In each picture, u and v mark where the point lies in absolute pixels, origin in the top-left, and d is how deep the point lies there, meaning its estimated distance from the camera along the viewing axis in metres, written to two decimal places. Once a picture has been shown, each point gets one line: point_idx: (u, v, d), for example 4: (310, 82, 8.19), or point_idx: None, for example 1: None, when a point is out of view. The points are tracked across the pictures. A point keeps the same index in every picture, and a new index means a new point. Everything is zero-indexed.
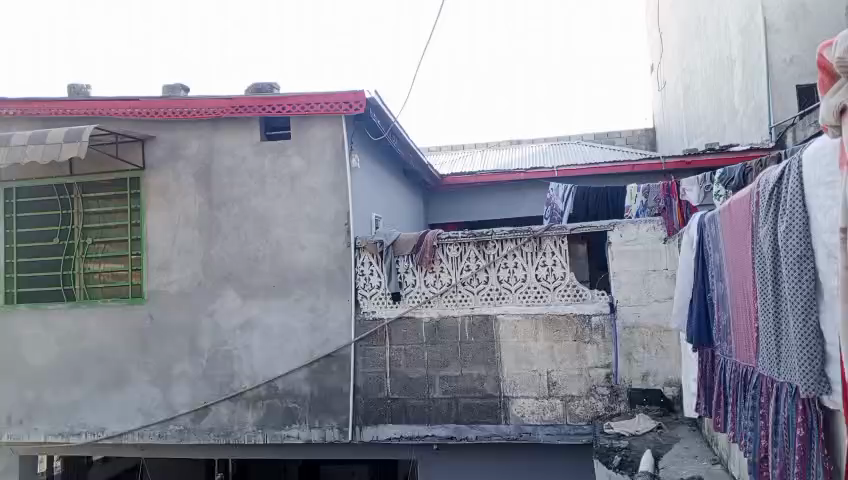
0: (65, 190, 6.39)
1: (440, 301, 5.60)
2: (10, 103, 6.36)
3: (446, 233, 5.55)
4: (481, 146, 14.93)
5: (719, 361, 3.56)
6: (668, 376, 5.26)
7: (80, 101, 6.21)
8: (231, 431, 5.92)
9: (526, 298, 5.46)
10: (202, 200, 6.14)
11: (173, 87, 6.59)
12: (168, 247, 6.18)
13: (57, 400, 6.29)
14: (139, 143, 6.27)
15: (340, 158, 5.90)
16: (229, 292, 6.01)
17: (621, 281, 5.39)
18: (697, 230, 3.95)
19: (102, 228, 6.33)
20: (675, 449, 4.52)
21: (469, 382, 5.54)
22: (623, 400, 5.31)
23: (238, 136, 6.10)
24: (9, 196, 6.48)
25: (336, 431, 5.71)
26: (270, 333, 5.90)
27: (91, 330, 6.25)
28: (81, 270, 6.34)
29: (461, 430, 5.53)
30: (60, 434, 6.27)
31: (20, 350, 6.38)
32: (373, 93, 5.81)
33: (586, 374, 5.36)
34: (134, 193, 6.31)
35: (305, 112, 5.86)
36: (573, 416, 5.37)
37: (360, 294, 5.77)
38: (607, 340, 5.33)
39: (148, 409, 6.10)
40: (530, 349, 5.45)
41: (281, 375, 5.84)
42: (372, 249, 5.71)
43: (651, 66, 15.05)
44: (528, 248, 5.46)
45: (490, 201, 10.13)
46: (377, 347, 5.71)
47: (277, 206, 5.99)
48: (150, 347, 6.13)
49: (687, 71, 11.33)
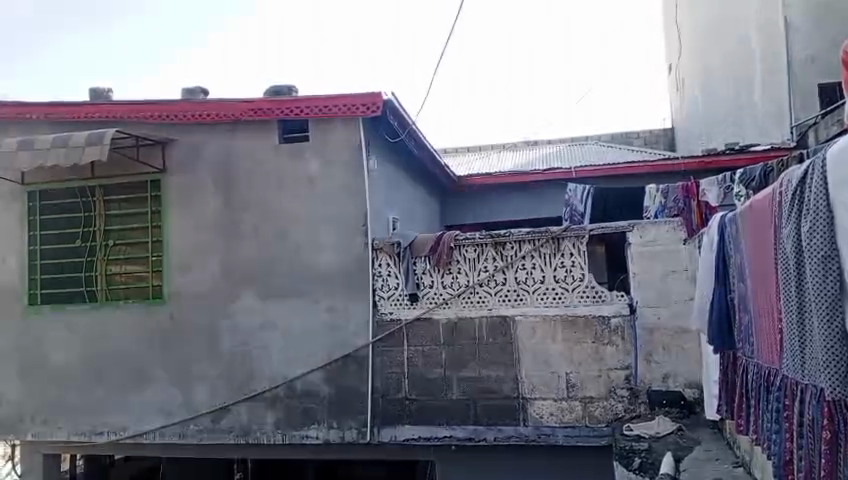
0: (87, 192, 6.49)
1: (458, 302, 5.59)
2: (34, 107, 6.46)
3: (463, 234, 5.55)
4: (497, 147, 14.92)
5: (741, 363, 3.53)
6: (688, 377, 5.22)
7: (101, 105, 6.30)
8: (250, 431, 5.97)
9: (544, 299, 5.44)
10: (221, 201, 6.20)
11: (192, 91, 6.66)
12: (188, 249, 6.24)
13: (79, 400, 6.38)
14: (159, 146, 6.34)
15: (358, 159, 5.93)
16: (249, 294, 6.06)
17: (640, 282, 5.35)
18: (718, 231, 3.92)
19: (123, 230, 6.41)
20: (696, 452, 4.47)
21: (487, 383, 5.53)
22: (642, 402, 5.27)
23: (256, 138, 6.15)
24: (32, 199, 6.58)
25: (355, 432, 5.74)
26: (289, 334, 5.94)
27: (113, 330, 6.34)
28: (103, 271, 6.42)
29: (480, 432, 5.51)
30: (83, 433, 6.35)
31: (43, 350, 6.48)
32: (390, 95, 5.83)
33: (605, 375, 5.32)
34: (154, 196, 6.38)
35: (323, 115, 5.89)
36: (593, 418, 5.34)
37: (377, 295, 5.78)
38: (627, 341, 5.30)
39: (169, 409, 6.17)
40: (548, 350, 5.44)
41: (300, 376, 5.87)
42: (390, 250, 5.73)
43: (669, 66, 14.95)
44: (546, 249, 5.44)
45: (507, 202, 10.10)
46: (395, 348, 5.72)
47: (295, 208, 6.03)
48: (170, 348, 6.19)
49: (705, 70, 11.24)
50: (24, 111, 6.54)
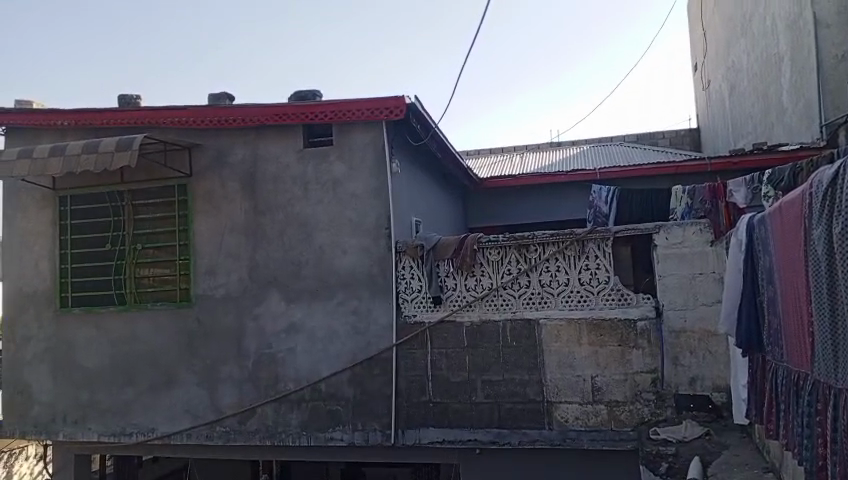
0: (117, 197, 6.61)
1: (481, 305, 5.59)
2: (64, 114, 6.60)
3: (487, 237, 5.56)
4: (519, 149, 14.89)
5: (770, 366, 3.48)
6: (716, 381, 5.13)
7: (130, 111, 6.41)
8: (276, 433, 6.02)
9: (569, 301, 5.41)
10: (247, 206, 6.27)
11: (219, 96, 6.77)
12: (214, 253, 6.32)
13: (109, 401, 6.49)
14: (186, 151, 6.45)
15: (381, 163, 5.95)
16: (274, 297, 6.12)
17: (666, 285, 5.29)
18: (746, 232, 3.87)
19: (151, 234, 6.52)
20: (724, 457, 4.42)
21: (512, 386, 5.51)
22: (669, 406, 5.20)
23: (282, 143, 6.22)
24: (64, 204, 6.73)
25: (379, 434, 5.76)
26: (314, 336, 5.98)
27: (142, 333, 6.45)
28: (132, 275, 6.53)
29: (504, 436, 5.50)
30: (113, 434, 6.45)
31: (75, 352, 6.62)
32: (413, 98, 5.86)
33: (631, 379, 5.26)
34: (181, 200, 6.48)
35: (347, 119, 5.93)
36: (618, 422, 5.28)
37: (401, 298, 5.81)
38: (653, 344, 5.23)
39: (196, 410, 6.25)
40: (573, 353, 5.39)
41: (324, 378, 5.91)
42: (413, 252, 5.75)
43: (695, 66, 14.76)
44: (570, 251, 5.41)
45: (531, 203, 10.07)
46: (419, 350, 5.73)
47: (319, 212, 6.07)
48: (197, 350, 6.27)
49: (732, 69, 11.09)
50: (54, 117, 6.68)
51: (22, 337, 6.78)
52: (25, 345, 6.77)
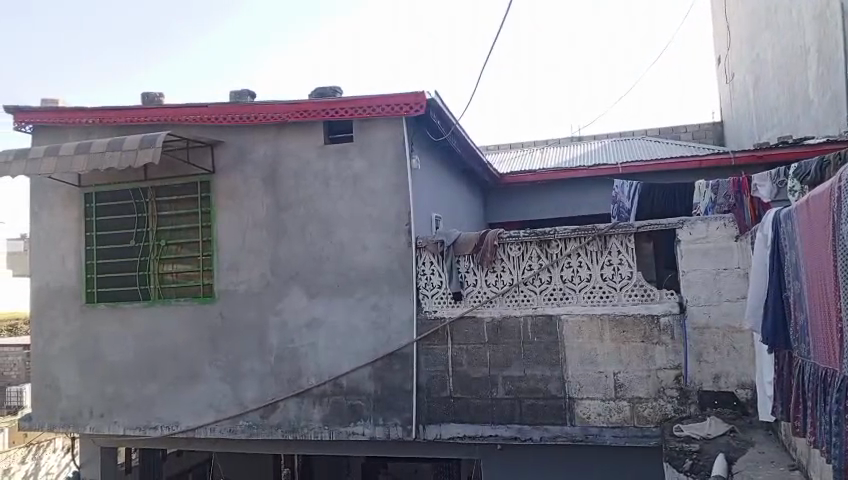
0: (140, 194, 6.70)
1: (503, 301, 5.58)
2: (90, 112, 6.71)
3: (508, 232, 5.55)
4: (539, 144, 14.84)
5: (797, 363, 3.43)
6: (741, 378, 5.06)
7: (154, 108, 6.50)
8: (298, 427, 6.06)
9: (590, 297, 5.38)
10: (269, 202, 6.31)
11: (240, 93, 6.82)
12: (237, 248, 6.38)
13: (134, 395, 6.58)
14: (209, 148, 6.51)
15: (401, 158, 5.96)
16: (296, 292, 6.17)
17: (690, 280, 5.23)
18: (772, 227, 3.83)
19: (175, 230, 6.61)
20: (749, 454, 4.37)
21: (533, 383, 5.48)
22: (693, 403, 5.15)
23: (302, 139, 6.25)
24: (89, 201, 6.84)
25: (400, 429, 5.77)
26: (335, 331, 6.02)
27: (166, 328, 6.53)
28: (156, 271, 6.62)
29: (525, 432, 5.47)
30: (138, 427, 6.53)
31: (100, 346, 6.73)
32: (433, 94, 5.85)
33: (654, 375, 5.21)
34: (204, 197, 6.54)
35: (367, 115, 5.95)
36: (641, 419, 5.23)
37: (421, 294, 5.83)
38: (677, 340, 5.18)
39: (220, 405, 6.32)
40: (595, 349, 5.35)
41: (345, 373, 5.95)
42: (434, 248, 5.76)
43: (718, 59, 14.56)
44: (592, 247, 5.39)
45: (550, 199, 10.04)
46: (440, 346, 5.73)
47: (339, 208, 6.10)
48: (220, 345, 6.34)
49: (756, 61, 10.90)
50: (79, 115, 6.78)
51: (49, 332, 6.91)
52: (52, 340, 6.90)
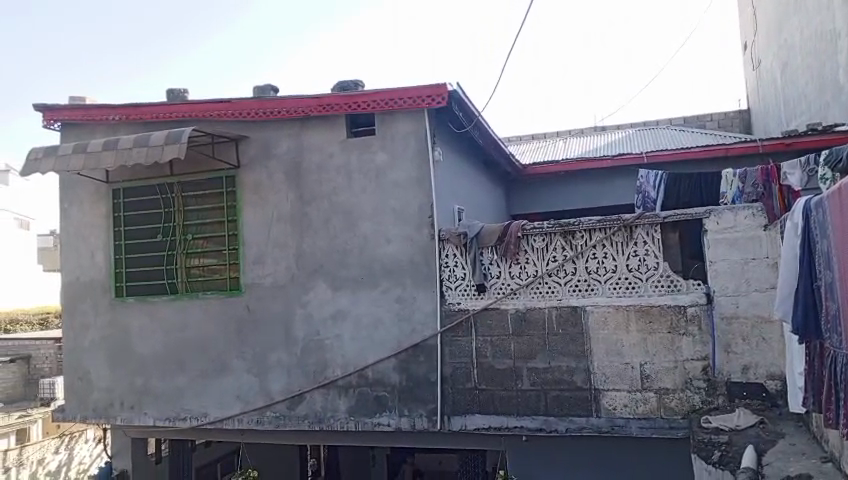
0: (167, 189, 6.79)
1: (527, 292, 5.57)
2: (117, 109, 6.81)
3: (531, 224, 5.54)
4: (562, 134, 14.73)
5: (829, 353, 3.38)
6: (771, 370, 4.99)
7: (180, 105, 6.59)
8: (324, 418, 6.11)
9: (616, 288, 5.34)
10: (292, 196, 6.36)
11: (263, 88, 6.87)
12: (262, 242, 6.44)
13: (163, 387, 6.69)
14: (233, 143, 6.58)
15: (424, 151, 5.95)
16: (321, 284, 6.21)
17: (718, 270, 5.15)
18: (802, 216, 3.77)
19: (201, 224, 6.69)
20: (780, 446, 4.31)
21: (558, 374, 5.46)
22: (721, 394, 5.09)
23: (325, 133, 6.28)
24: (117, 197, 6.95)
25: (426, 420, 5.80)
26: (360, 323, 6.06)
27: (194, 321, 6.63)
28: (183, 264, 6.72)
29: (551, 423, 5.45)
30: (167, 419, 6.64)
31: (130, 339, 6.85)
32: (455, 85, 5.83)
33: (681, 367, 5.16)
34: (229, 192, 6.61)
35: (389, 108, 5.96)
36: (668, 410, 5.19)
37: (445, 285, 5.83)
38: (704, 331, 5.13)
39: (247, 396, 6.40)
40: (621, 340, 5.31)
41: (370, 364, 5.98)
42: (457, 240, 5.76)
43: (745, 45, 14.30)
44: (618, 237, 5.35)
45: (575, 189, 9.98)
46: (464, 338, 5.74)
47: (362, 201, 6.12)
48: (247, 337, 6.42)
49: (784, 47, 10.67)
50: (106, 113, 6.88)
51: (80, 325, 7.05)
52: (83, 333, 7.04)
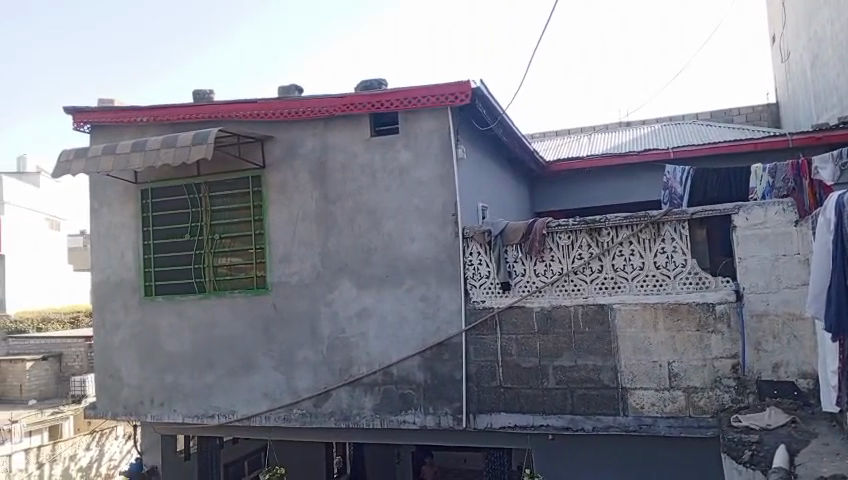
0: (194, 190, 6.88)
1: (552, 290, 5.54)
2: (144, 111, 6.92)
3: (556, 221, 5.52)
4: (587, 130, 14.63)
5: None
6: (802, 368, 4.91)
7: (206, 106, 6.68)
8: (350, 416, 6.16)
9: (643, 286, 5.29)
10: (318, 195, 6.40)
11: (288, 88, 6.93)
12: (288, 242, 6.50)
13: (192, 384, 6.80)
14: (259, 143, 6.65)
15: (448, 149, 5.95)
16: (346, 283, 6.25)
17: (747, 267, 5.08)
18: (835, 212, 3.69)
19: (228, 224, 6.78)
20: (813, 446, 4.22)
21: (584, 373, 5.43)
22: (751, 393, 5.01)
23: (349, 133, 6.31)
24: (146, 197, 7.07)
25: (451, 418, 5.80)
26: (385, 321, 6.08)
27: (221, 319, 6.71)
28: (211, 264, 6.80)
29: (577, 421, 5.41)
30: (196, 416, 6.74)
31: (159, 338, 6.96)
32: (479, 83, 5.81)
33: (709, 365, 5.10)
34: (255, 191, 6.68)
35: (413, 106, 5.97)
36: (697, 408, 5.13)
37: (469, 283, 5.83)
38: (734, 329, 5.05)
39: (274, 394, 6.46)
40: (648, 338, 5.26)
41: (396, 362, 6.01)
42: (481, 238, 5.75)
43: (773, 37, 14.06)
44: (645, 234, 5.30)
45: (600, 186, 9.90)
46: (489, 336, 5.73)
47: (387, 200, 6.14)
48: (274, 335, 6.49)
49: (814, 39, 10.44)
50: (134, 115, 7.00)
51: (111, 324, 7.19)
52: (113, 331, 7.17)
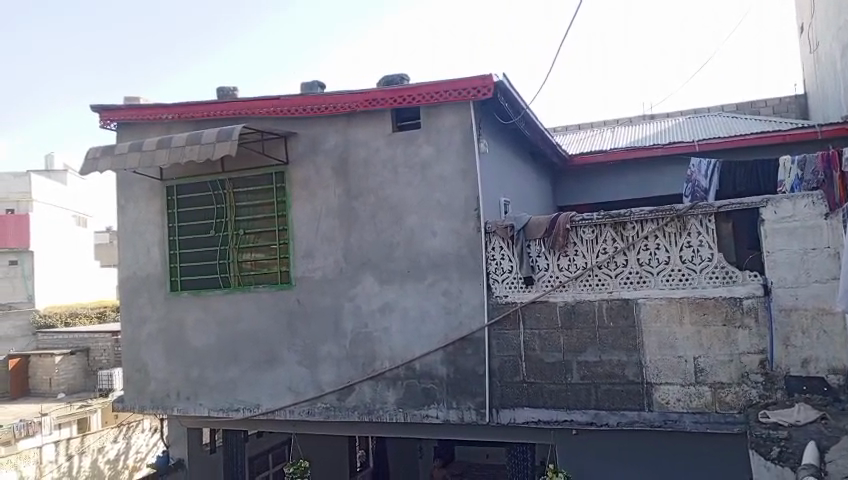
0: (218, 186, 6.95)
1: (576, 285, 5.50)
2: (170, 109, 7.01)
3: (580, 215, 5.47)
4: (610, 123, 14.51)
5: None
6: (832, 363, 4.79)
7: (230, 103, 6.74)
8: (373, 410, 6.18)
9: (669, 280, 5.24)
10: (340, 191, 6.43)
11: (310, 85, 6.96)
12: (311, 237, 6.54)
13: (218, 378, 6.88)
14: (282, 140, 6.69)
15: (470, 143, 5.94)
16: (368, 278, 6.27)
17: (775, 261, 5.00)
18: None
19: (252, 220, 6.84)
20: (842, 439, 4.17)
21: (609, 368, 5.39)
22: (779, 388, 4.93)
23: (371, 128, 6.33)
24: (171, 194, 7.17)
25: (474, 413, 5.80)
26: (407, 316, 6.10)
27: (246, 314, 6.78)
28: (236, 259, 6.88)
29: (601, 416, 5.38)
30: (222, 409, 6.82)
31: (185, 332, 7.05)
32: (501, 76, 5.79)
33: (737, 360, 5.04)
34: (279, 187, 6.73)
35: (435, 101, 5.97)
36: (724, 404, 5.06)
37: (492, 278, 5.82)
38: (761, 324, 4.97)
39: (298, 387, 6.52)
40: (674, 333, 5.21)
41: (418, 357, 6.02)
42: (503, 233, 5.73)
43: (801, 27, 13.77)
44: (671, 228, 5.24)
45: (624, 180, 9.80)
46: (512, 331, 5.71)
47: (408, 195, 6.15)
48: (297, 330, 6.54)
49: (844, 29, 10.23)
50: (160, 113, 7.09)
51: (138, 319, 7.30)
52: (140, 326, 7.28)
